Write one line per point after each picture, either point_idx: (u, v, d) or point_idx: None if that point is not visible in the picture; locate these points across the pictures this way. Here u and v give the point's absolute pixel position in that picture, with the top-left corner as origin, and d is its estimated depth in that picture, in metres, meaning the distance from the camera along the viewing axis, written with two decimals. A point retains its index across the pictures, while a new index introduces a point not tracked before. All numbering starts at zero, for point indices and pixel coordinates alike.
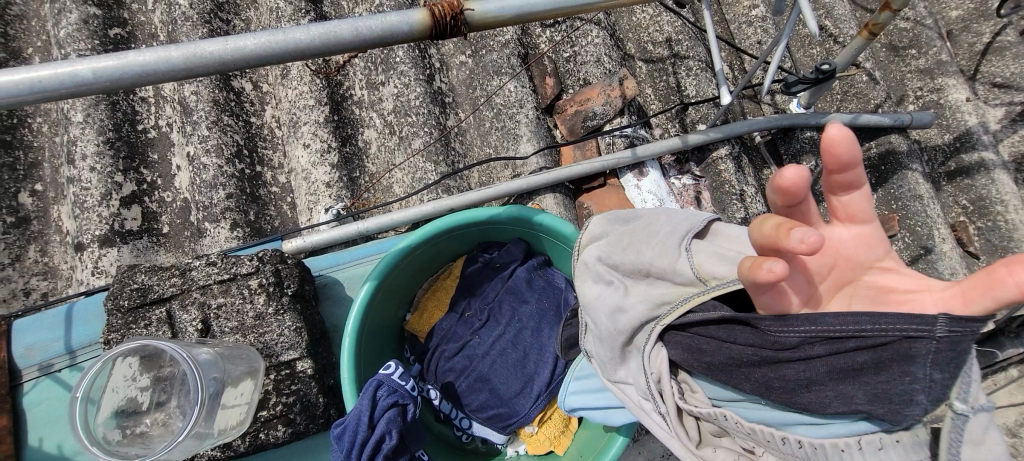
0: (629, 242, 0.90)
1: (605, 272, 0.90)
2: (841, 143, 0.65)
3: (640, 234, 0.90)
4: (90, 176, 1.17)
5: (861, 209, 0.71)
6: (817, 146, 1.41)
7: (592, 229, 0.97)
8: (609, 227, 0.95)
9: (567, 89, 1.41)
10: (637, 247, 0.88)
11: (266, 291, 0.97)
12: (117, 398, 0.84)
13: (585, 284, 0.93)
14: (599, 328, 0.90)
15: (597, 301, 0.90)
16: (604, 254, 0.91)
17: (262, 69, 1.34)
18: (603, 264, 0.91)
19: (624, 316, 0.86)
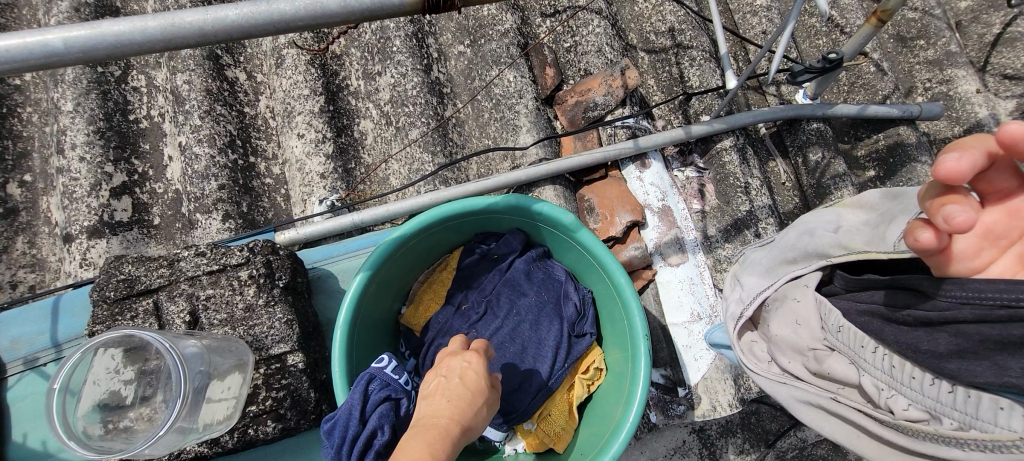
0: (881, 217, 0.83)
1: (841, 221, 0.89)
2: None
3: (898, 207, 0.81)
4: (79, 166, 1.15)
5: None
6: (823, 137, 1.38)
7: (865, 195, 0.90)
8: (884, 197, 0.86)
9: (568, 79, 1.38)
10: (885, 220, 0.82)
11: (256, 282, 0.94)
12: (100, 391, 0.81)
13: (817, 215, 0.94)
14: (778, 245, 0.99)
15: (803, 228, 0.94)
16: (853, 215, 0.89)
17: (257, 59, 1.32)
18: (843, 218, 0.90)
19: (808, 239, 0.92)
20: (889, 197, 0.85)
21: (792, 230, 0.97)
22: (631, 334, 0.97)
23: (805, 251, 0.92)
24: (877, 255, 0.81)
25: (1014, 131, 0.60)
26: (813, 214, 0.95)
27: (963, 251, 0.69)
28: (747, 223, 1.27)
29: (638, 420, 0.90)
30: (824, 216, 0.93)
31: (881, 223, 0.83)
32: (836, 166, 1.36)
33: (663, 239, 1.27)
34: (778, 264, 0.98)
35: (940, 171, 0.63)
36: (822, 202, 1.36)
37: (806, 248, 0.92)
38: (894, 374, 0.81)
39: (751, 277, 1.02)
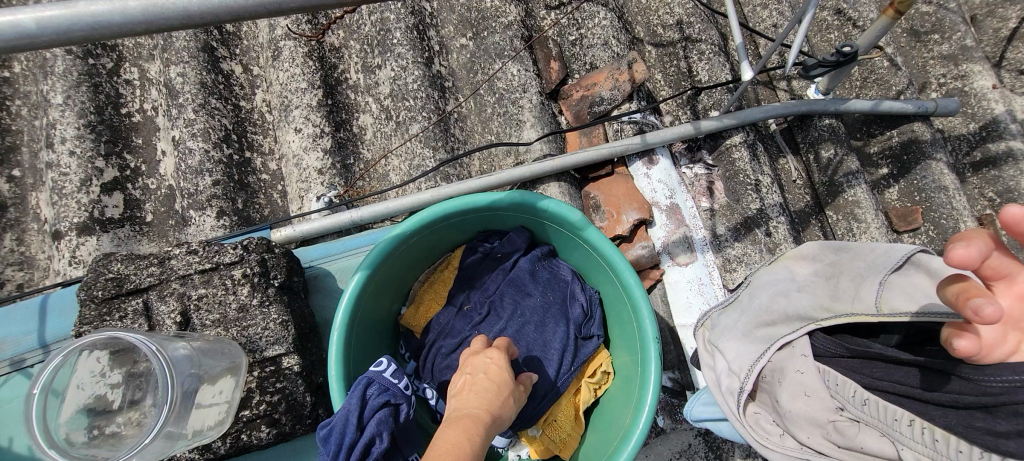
0: (834, 272, 0.90)
1: (796, 276, 0.94)
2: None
3: (849, 265, 0.88)
4: (69, 161, 1.11)
5: None
6: (836, 134, 1.33)
7: (803, 248, 0.97)
8: (823, 250, 0.93)
9: (573, 73, 1.34)
10: (841, 277, 0.88)
11: (250, 281, 0.90)
12: (84, 395, 0.78)
13: (771, 272, 0.97)
14: (749, 305, 0.98)
15: (769, 288, 0.95)
16: (803, 271, 0.94)
17: (253, 51, 1.28)
18: (796, 273, 0.94)
19: (785, 301, 0.92)
20: (832, 251, 0.92)
21: (753, 291, 0.98)
22: (640, 336, 0.93)
23: (783, 314, 0.92)
24: (867, 318, 0.82)
25: (1013, 215, 0.64)
26: (765, 270, 0.98)
27: (989, 339, 0.69)
28: (757, 221, 1.22)
29: (649, 426, 0.86)
30: (778, 273, 0.96)
31: (841, 281, 0.88)
32: (849, 163, 1.31)
33: (671, 237, 1.23)
34: (755, 326, 0.96)
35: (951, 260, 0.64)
36: (834, 200, 1.33)
37: (783, 312, 0.92)
38: (937, 447, 0.79)
39: (729, 343, 0.98)
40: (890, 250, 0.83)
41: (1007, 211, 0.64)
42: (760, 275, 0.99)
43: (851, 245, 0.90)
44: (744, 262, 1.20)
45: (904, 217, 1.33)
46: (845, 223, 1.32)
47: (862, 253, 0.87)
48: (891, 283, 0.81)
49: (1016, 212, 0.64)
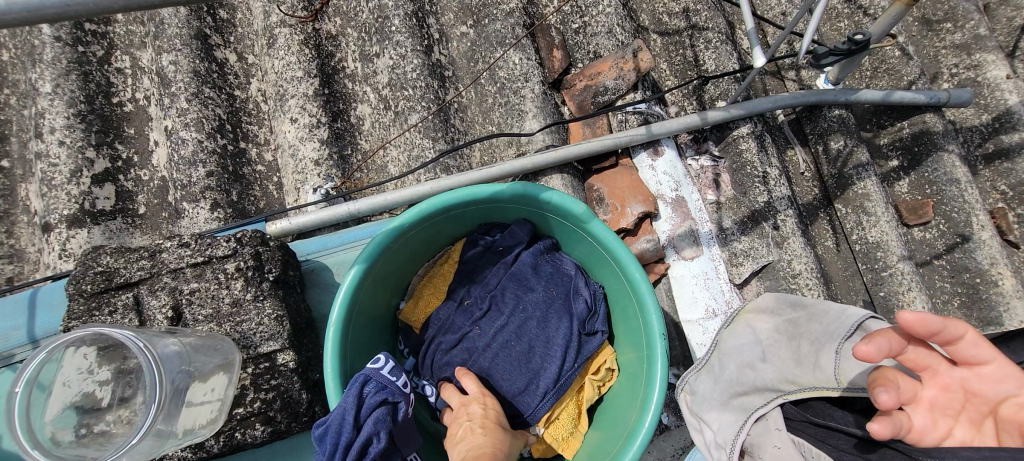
0: (794, 332, 0.88)
1: (759, 336, 0.90)
2: (926, 321, 0.65)
3: (807, 327, 0.87)
4: (58, 151, 1.08)
5: (971, 346, 0.69)
6: (845, 124, 1.30)
7: (759, 301, 0.94)
8: (780, 303, 0.91)
9: (577, 63, 1.31)
10: (801, 340, 0.86)
11: (244, 275, 0.88)
12: (72, 392, 0.75)
13: (735, 335, 0.92)
14: (719, 372, 0.92)
15: (735, 357, 0.90)
16: (765, 327, 0.90)
17: (248, 39, 1.24)
18: (758, 330, 0.90)
19: (752, 372, 0.87)
20: (789, 306, 0.90)
21: (721, 357, 0.93)
22: (645, 332, 0.90)
23: (753, 386, 0.86)
24: (830, 392, 0.80)
25: (909, 318, 0.65)
26: (727, 332, 0.94)
27: (920, 425, 0.70)
28: (765, 215, 1.19)
29: (655, 425, 0.84)
30: (743, 334, 0.91)
31: (803, 345, 0.86)
32: (858, 154, 1.28)
33: (677, 231, 1.21)
34: (730, 396, 0.89)
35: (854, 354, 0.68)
36: (844, 193, 1.29)
37: (753, 382, 0.87)
38: None
39: (710, 414, 0.91)
40: (841, 313, 0.83)
41: (902, 314, 0.66)
42: (723, 339, 0.94)
43: (805, 301, 0.89)
44: (752, 256, 1.18)
45: (914, 210, 1.32)
46: (854, 217, 1.28)
47: (818, 314, 0.86)
48: (846, 352, 0.80)
49: (910, 315, 0.65)
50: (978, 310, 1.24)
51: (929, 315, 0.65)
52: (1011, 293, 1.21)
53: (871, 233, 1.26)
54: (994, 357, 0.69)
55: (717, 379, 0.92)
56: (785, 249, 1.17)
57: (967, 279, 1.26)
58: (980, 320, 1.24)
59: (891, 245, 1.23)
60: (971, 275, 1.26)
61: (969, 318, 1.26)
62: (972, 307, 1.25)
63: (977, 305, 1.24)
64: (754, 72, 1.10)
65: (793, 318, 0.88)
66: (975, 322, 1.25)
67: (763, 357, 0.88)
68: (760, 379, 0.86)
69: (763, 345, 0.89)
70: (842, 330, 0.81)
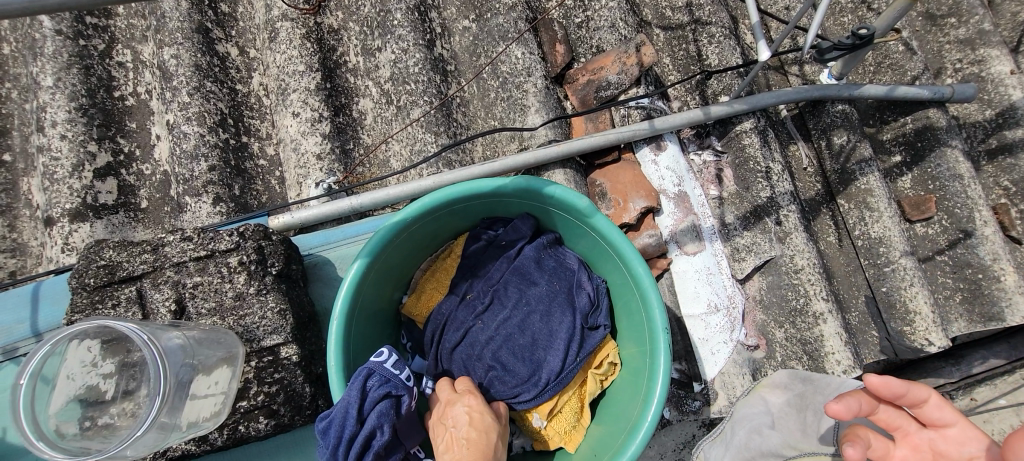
0: (801, 404, 1.02)
1: (770, 408, 1.02)
2: (890, 385, 0.84)
3: (812, 399, 1.02)
4: (60, 145, 1.08)
5: (934, 409, 0.87)
6: (849, 121, 1.27)
7: (774, 376, 1.05)
8: (793, 379, 1.03)
9: (579, 57, 1.30)
10: (807, 411, 1.02)
11: (246, 269, 0.87)
12: (77, 386, 0.76)
13: (749, 404, 1.05)
14: (731, 437, 1.05)
15: (746, 423, 1.04)
16: (777, 401, 1.03)
17: (250, 33, 1.24)
18: (770, 403, 1.03)
19: (759, 438, 1.02)
20: (800, 381, 1.03)
21: (734, 423, 1.05)
22: (648, 326, 0.91)
23: (761, 450, 1.02)
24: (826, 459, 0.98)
25: (876, 382, 0.84)
26: (742, 401, 1.06)
27: None
28: (767, 210, 1.18)
29: (658, 417, 0.84)
30: (756, 405, 1.03)
31: (808, 416, 1.02)
32: (862, 150, 1.26)
33: (679, 226, 1.21)
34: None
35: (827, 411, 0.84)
36: (846, 189, 1.29)
37: (761, 447, 1.02)
38: None
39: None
40: (839, 384, 1.00)
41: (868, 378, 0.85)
42: (738, 407, 1.06)
43: (813, 376, 1.02)
44: (754, 251, 1.18)
45: (916, 206, 1.33)
46: (857, 212, 1.28)
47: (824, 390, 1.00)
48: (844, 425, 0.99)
49: (878, 379, 0.84)
50: (979, 305, 1.25)
51: (892, 380, 0.84)
52: (1013, 289, 1.21)
53: (874, 229, 1.25)
54: (954, 420, 0.87)
55: (728, 443, 1.05)
56: (788, 244, 1.17)
57: (969, 275, 1.26)
58: (982, 316, 1.25)
59: (894, 240, 1.23)
60: (973, 271, 1.25)
61: (970, 314, 1.26)
62: (974, 303, 1.25)
63: (979, 300, 1.25)
64: (758, 67, 1.09)
65: (802, 395, 1.02)
66: (977, 318, 1.25)
67: (769, 425, 1.02)
68: (767, 446, 1.02)
69: (773, 418, 1.02)
70: None
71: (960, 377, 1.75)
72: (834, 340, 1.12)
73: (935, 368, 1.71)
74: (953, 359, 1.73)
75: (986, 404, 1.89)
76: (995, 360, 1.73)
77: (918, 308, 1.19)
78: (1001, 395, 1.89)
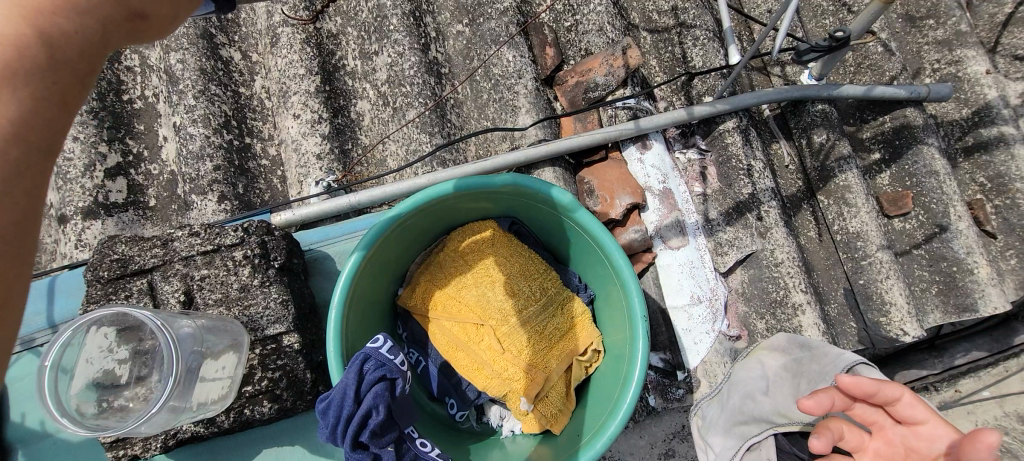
0: (797, 370, 0.98)
1: (766, 372, 1.00)
2: (862, 385, 0.83)
3: (808, 366, 0.97)
4: (72, 146, 1.13)
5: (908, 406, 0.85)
6: (828, 119, 1.33)
7: (773, 338, 1.03)
8: (791, 343, 1.01)
9: (569, 60, 1.36)
10: (802, 378, 0.97)
11: (251, 262, 0.93)
12: (93, 370, 0.81)
13: (746, 368, 1.02)
14: (726, 401, 1.03)
15: (740, 388, 1.01)
16: (773, 364, 1.00)
17: (252, 38, 1.30)
18: (767, 367, 1.00)
19: (752, 404, 0.99)
20: (798, 347, 1.00)
21: (729, 388, 1.03)
22: (628, 315, 0.95)
23: (753, 416, 0.98)
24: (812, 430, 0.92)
25: (847, 381, 0.83)
26: (740, 364, 1.03)
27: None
28: (749, 206, 1.23)
29: (635, 400, 0.89)
30: (754, 370, 1.01)
31: (803, 383, 0.97)
32: (841, 147, 1.31)
33: (664, 222, 1.26)
34: (733, 423, 1.01)
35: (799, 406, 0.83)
36: (826, 185, 1.34)
37: (753, 413, 0.98)
38: None
39: (716, 437, 1.03)
40: (838, 355, 0.94)
41: (842, 377, 0.83)
42: (734, 369, 1.04)
43: (812, 343, 0.99)
44: (736, 246, 1.23)
45: (894, 203, 1.37)
46: (836, 208, 1.33)
47: (821, 358, 0.96)
48: None
49: (848, 379, 0.83)
50: (954, 297, 1.30)
51: (863, 380, 0.83)
52: (985, 280, 1.26)
53: (852, 224, 1.31)
54: (927, 418, 0.84)
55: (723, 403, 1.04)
56: (768, 238, 1.22)
57: (945, 268, 1.31)
58: (956, 307, 1.29)
59: (870, 235, 1.28)
60: (949, 264, 1.30)
61: (945, 305, 1.31)
62: (949, 294, 1.30)
63: (954, 292, 1.30)
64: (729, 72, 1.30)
65: (800, 360, 0.99)
66: (951, 309, 1.30)
67: (762, 390, 0.99)
68: (757, 411, 0.98)
69: (766, 381, 0.99)
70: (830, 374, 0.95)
71: (943, 369, 1.80)
72: (812, 330, 1.17)
73: (917, 360, 1.78)
74: (935, 351, 1.78)
75: (971, 395, 1.93)
76: (977, 353, 1.77)
77: (894, 300, 1.24)
78: (985, 387, 1.93)
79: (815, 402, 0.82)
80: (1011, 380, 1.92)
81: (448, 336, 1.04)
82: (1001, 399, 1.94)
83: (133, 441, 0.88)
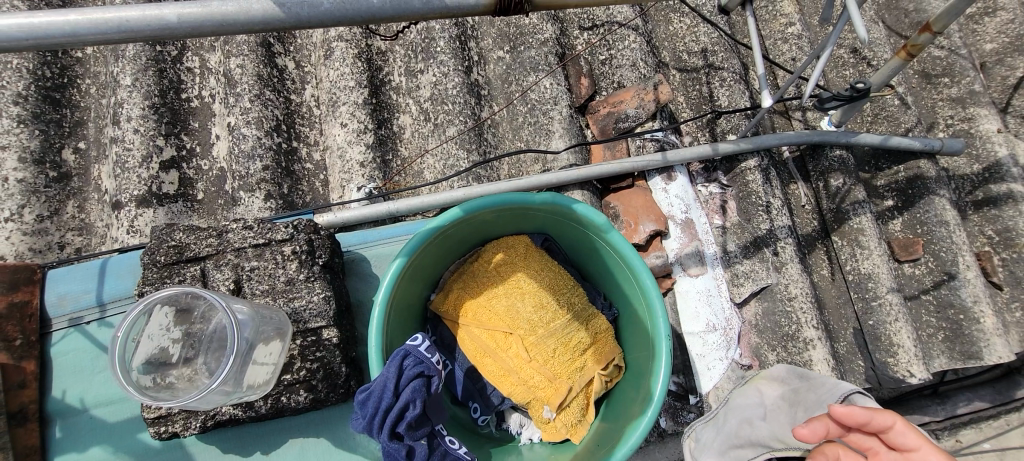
0: (795, 399, 1.02)
1: (764, 400, 1.05)
2: (852, 414, 0.85)
3: (805, 395, 1.01)
4: (133, 138, 1.20)
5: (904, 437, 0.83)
6: (845, 165, 1.39)
7: (774, 368, 1.09)
8: (791, 374, 1.06)
9: (602, 91, 1.43)
10: (799, 406, 1.00)
11: (298, 258, 0.99)
12: (150, 346, 0.87)
13: (744, 395, 1.08)
14: (722, 424, 1.08)
15: (739, 413, 1.06)
16: (772, 393, 1.05)
17: (307, 50, 1.38)
18: (764, 395, 1.05)
19: (749, 428, 1.03)
20: (797, 377, 1.04)
21: (726, 412, 1.08)
22: (653, 333, 1.00)
23: (749, 440, 1.02)
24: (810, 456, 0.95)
25: (839, 410, 0.86)
26: (739, 391, 1.09)
27: None
28: (766, 241, 1.29)
29: (656, 416, 0.94)
30: (751, 396, 1.06)
31: (799, 411, 1.00)
32: (856, 193, 1.37)
33: (684, 250, 1.31)
34: (728, 447, 1.05)
35: (795, 433, 0.89)
36: (840, 227, 1.40)
37: (750, 437, 1.02)
38: None
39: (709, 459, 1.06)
40: (834, 385, 0.98)
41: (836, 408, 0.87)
42: (733, 396, 1.09)
43: (811, 374, 1.03)
44: (752, 277, 1.28)
45: (905, 248, 1.42)
46: (849, 249, 1.38)
47: (817, 387, 1.00)
48: None
49: (840, 407, 0.86)
50: (960, 344, 1.34)
51: (856, 408, 0.86)
52: (991, 330, 1.31)
53: (864, 265, 1.36)
54: (920, 445, 0.82)
55: (722, 428, 1.07)
56: (783, 273, 1.28)
57: (951, 315, 1.36)
58: (961, 354, 1.34)
59: (881, 276, 1.33)
60: (956, 311, 1.35)
61: (951, 351, 1.35)
62: (955, 342, 1.35)
63: (960, 340, 1.34)
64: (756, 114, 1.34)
65: (798, 390, 1.02)
66: (957, 355, 1.34)
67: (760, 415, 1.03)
68: (752, 434, 1.02)
69: (765, 407, 1.04)
70: (827, 400, 0.97)
71: (945, 418, 1.82)
72: (822, 365, 1.22)
73: (921, 406, 1.80)
74: (938, 399, 1.81)
75: (972, 447, 1.94)
76: (979, 403, 1.81)
77: (901, 342, 1.28)
78: (986, 439, 1.94)
79: (809, 429, 0.88)
80: (1011, 434, 1.93)
81: (477, 342, 1.09)
82: (1001, 452, 1.96)
83: (174, 419, 0.93)
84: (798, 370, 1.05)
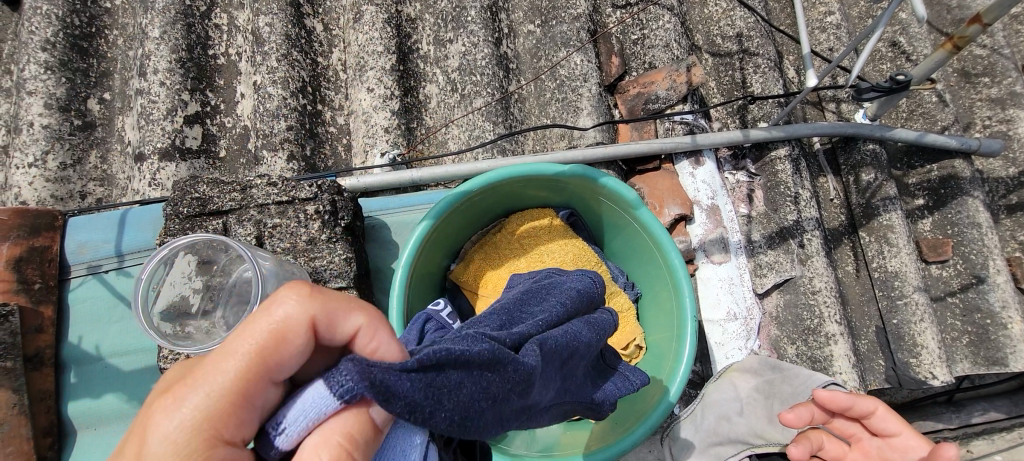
0: (770, 391, 1.12)
1: (740, 394, 1.13)
2: (835, 399, 0.93)
3: (779, 388, 1.11)
4: (158, 90, 1.19)
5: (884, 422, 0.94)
6: (877, 159, 1.35)
7: (745, 360, 1.16)
8: (762, 365, 1.14)
9: (632, 71, 1.40)
10: (775, 399, 1.11)
11: (321, 218, 0.97)
12: (172, 293, 0.86)
13: (719, 389, 1.15)
14: (701, 421, 1.15)
15: (717, 410, 1.13)
16: (746, 386, 1.13)
17: (336, 12, 1.36)
18: (740, 389, 1.13)
19: (727, 424, 1.12)
20: (769, 368, 1.13)
21: (703, 408, 1.15)
22: (678, 313, 0.99)
23: (728, 437, 1.12)
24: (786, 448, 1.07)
25: (823, 395, 0.93)
26: (713, 386, 1.15)
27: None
28: (792, 232, 1.25)
29: (679, 395, 0.93)
30: (727, 391, 1.14)
31: (775, 403, 1.10)
32: (886, 188, 1.34)
33: (708, 236, 1.30)
34: (707, 445, 1.13)
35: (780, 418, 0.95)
36: (869, 222, 1.36)
37: (728, 434, 1.12)
38: None
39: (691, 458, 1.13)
40: (809, 377, 1.08)
41: (820, 393, 0.93)
42: (709, 391, 1.16)
43: (781, 365, 1.12)
44: (776, 269, 1.25)
45: (934, 248, 1.39)
46: (876, 245, 1.35)
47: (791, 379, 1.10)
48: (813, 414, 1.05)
49: (823, 393, 0.93)
50: (984, 350, 1.31)
51: (837, 395, 0.93)
52: (1018, 337, 1.28)
53: (891, 263, 1.33)
54: (901, 431, 0.93)
55: (701, 424, 1.15)
56: (808, 266, 1.24)
57: (978, 319, 1.33)
58: (985, 359, 1.31)
59: (908, 276, 1.30)
60: (982, 315, 1.32)
61: (975, 356, 1.33)
62: (980, 347, 1.32)
63: (984, 345, 1.31)
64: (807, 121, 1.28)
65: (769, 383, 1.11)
66: (981, 360, 1.32)
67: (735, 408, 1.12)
68: (731, 430, 1.12)
69: (740, 401, 1.12)
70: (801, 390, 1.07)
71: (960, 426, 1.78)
72: (842, 361, 1.19)
73: (936, 413, 1.77)
74: (953, 406, 1.79)
75: None
76: (995, 414, 1.78)
77: (925, 343, 1.26)
78: None
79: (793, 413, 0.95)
80: None
81: None
82: None
83: None
84: (769, 361, 1.13)
